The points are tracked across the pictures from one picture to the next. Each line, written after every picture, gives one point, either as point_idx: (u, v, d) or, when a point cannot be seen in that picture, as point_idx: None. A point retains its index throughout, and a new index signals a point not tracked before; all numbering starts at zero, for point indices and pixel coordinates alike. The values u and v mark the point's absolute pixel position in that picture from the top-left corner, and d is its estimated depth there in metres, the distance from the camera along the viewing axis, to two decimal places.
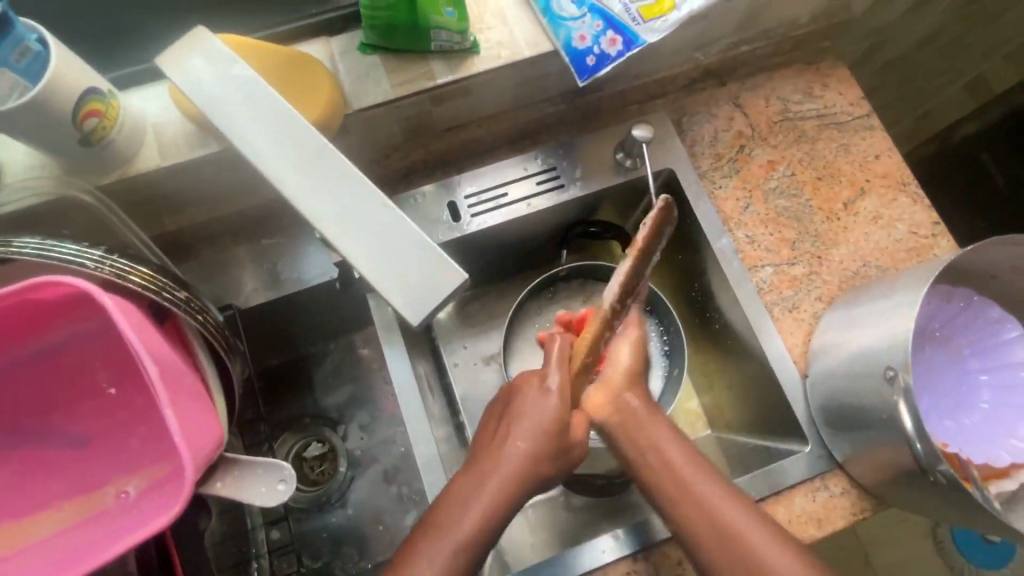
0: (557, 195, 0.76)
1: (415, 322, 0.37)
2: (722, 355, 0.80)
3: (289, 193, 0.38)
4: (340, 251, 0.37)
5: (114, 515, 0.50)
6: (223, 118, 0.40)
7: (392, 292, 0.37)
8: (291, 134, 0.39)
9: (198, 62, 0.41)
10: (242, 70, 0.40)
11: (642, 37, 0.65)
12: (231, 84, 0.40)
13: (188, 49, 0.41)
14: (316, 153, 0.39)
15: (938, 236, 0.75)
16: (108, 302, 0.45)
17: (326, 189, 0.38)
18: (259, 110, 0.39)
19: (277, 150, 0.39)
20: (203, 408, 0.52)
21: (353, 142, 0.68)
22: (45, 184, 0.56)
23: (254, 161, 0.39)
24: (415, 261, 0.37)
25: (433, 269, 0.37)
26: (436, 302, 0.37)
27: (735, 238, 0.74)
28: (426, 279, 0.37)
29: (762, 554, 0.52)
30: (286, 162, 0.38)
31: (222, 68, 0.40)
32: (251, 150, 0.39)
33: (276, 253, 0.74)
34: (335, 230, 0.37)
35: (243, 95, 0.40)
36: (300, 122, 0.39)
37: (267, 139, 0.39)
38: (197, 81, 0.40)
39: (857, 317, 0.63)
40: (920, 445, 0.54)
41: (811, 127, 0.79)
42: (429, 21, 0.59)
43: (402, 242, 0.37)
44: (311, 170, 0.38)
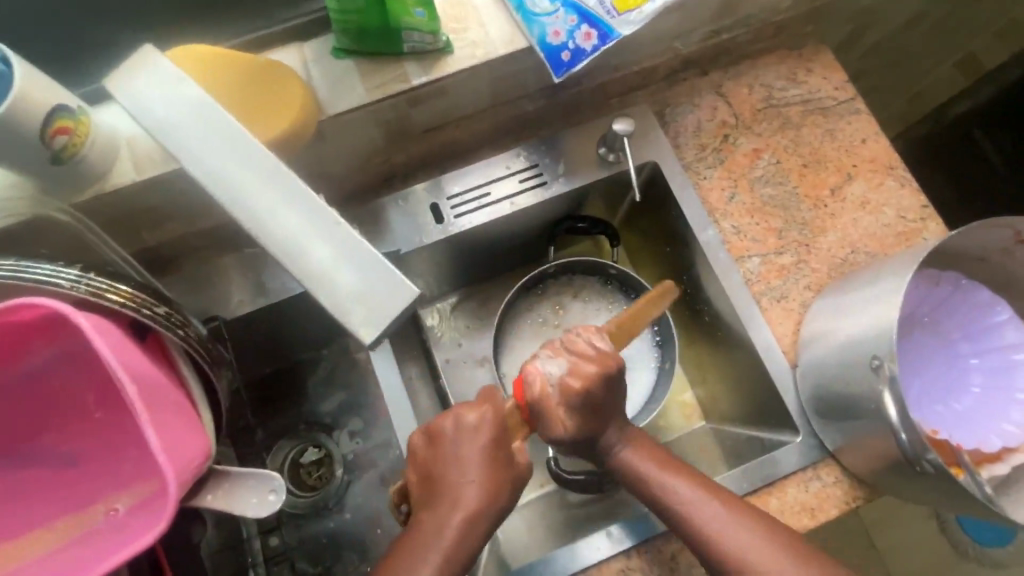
0: (540, 192, 0.76)
1: (374, 344, 0.37)
2: (713, 347, 0.80)
3: (244, 216, 0.37)
4: (298, 273, 0.37)
5: (102, 533, 0.50)
6: (174, 141, 0.39)
7: (351, 313, 0.37)
8: (244, 154, 0.39)
9: (149, 82, 0.40)
10: (192, 92, 0.40)
11: (618, 30, 0.64)
12: (183, 107, 0.39)
13: (141, 71, 0.41)
14: (269, 173, 0.38)
15: (926, 219, 0.74)
16: (84, 323, 0.45)
17: (282, 210, 0.38)
18: (212, 130, 0.39)
19: (229, 171, 0.38)
20: (187, 423, 0.52)
21: (331, 150, 0.67)
22: (16, 206, 0.56)
23: (208, 183, 0.38)
24: (377, 278, 0.37)
25: (393, 289, 0.37)
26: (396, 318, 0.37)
27: (721, 230, 0.74)
28: (386, 300, 0.37)
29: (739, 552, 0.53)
30: (238, 186, 0.38)
31: (173, 89, 0.40)
32: (201, 173, 0.39)
33: (260, 262, 0.74)
34: (293, 252, 0.37)
35: (195, 117, 0.39)
36: (250, 141, 0.39)
37: (219, 160, 0.39)
38: (148, 105, 0.40)
39: (842, 306, 0.63)
40: (905, 435, 0.54)
41: (795, 114, 0.78)
42: (400, 22, 0.58)
43: (361, 262, 0.37)
44: (266, 191, 0.38)
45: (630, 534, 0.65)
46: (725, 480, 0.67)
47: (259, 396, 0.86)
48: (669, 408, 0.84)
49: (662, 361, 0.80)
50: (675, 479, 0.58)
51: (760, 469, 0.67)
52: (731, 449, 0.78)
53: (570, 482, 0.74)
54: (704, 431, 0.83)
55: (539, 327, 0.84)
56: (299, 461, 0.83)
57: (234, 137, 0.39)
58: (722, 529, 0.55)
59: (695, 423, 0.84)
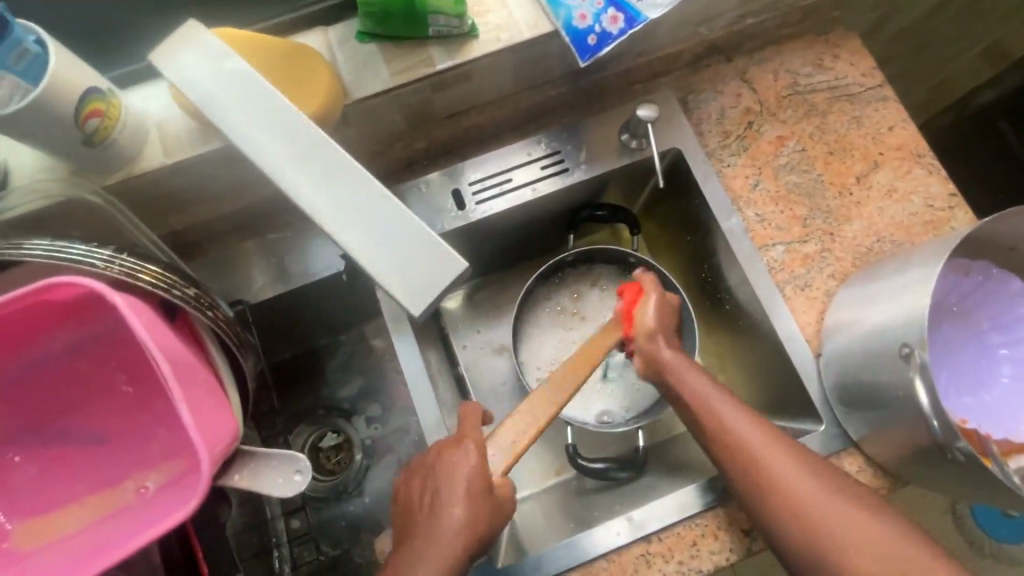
0: (561, 179, 0.75)
1: (418, 315, 0.37)
2: (734, 336, 0.80)
3: (287, 191, 0.38)
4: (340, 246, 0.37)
5: (135, 509, 0.51)
6: (216, 113, 0.39)
7: (395, 285, 0.37)
8: (285, 130, 0.39)
9: (194, 60, 0.41)
10: (234, 65, 0.40)
11: (645, 14, 0.64)
12: (224, 80, 0.40)
13: (184, 48, 0.41)
14: (311, 148, 0.39)
15: (954, 208, 0.73)
16: (119, 301, 0.46)
17: (324, 184, 0.38)
18: (252, 103, 0.39)
19: (272, 147, 0.39)
20: (216, 402, 0.53)
21: (354, 135, 0.67)
22: (51, 187, 0.57)
23: (250, 156, 0.39)
24: (417, 252, 0.37)
25: (433, 263, 0.37)
26: (438, 292, 0.37)
27: (744, 218, 0.73)
28: (427, 274, 0.37)
29: (783, 472, 0.56)
30: (279, 159, 0.38)
31: (215, 65, 0.40)
32: (245, 149, 0.39)
33: (283, 247, 0.74)
34: (335, 224, 0.37)
35: (236, 90, 0.40)
36: (291, 116, 0.39)
37: (261, 135, 0.39)
38: (191, 78, 0.40)
39: (869, 294, 0.62)
40: (937, 422, 0.53)
41: (821, 100, 0.77)
42: (426, 6, 0.58)
43: (402, 238, 0.38)
44: (307, 164, 0.38)
45: (708, 494, 0.66)
46: None
47: (279, 380, 0.87)
48: None
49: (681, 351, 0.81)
50: (727, 408, 0.60)
51: None
52: None
53: (586, 468, 0.74)
54: None
55: (558, 313, 0.84)
56: (319, 445, 0.85)
57: (275, 113, 0.39)
58: (768, 449, 0.57)
59: None
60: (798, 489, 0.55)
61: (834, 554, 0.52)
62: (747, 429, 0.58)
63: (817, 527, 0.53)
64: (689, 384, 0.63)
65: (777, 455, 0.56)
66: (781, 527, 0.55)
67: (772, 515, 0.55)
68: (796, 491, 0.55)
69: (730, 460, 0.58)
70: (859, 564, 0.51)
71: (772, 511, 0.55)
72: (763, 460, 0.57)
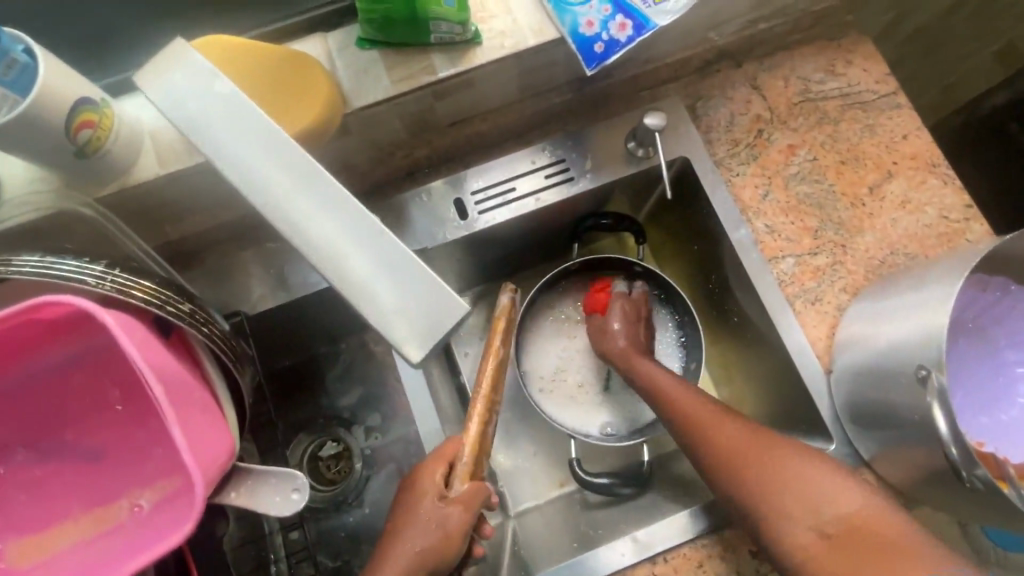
0: (566, 188, 0.74)
1: (419, 357, 0.36)
2: (742, 347, 0.78)
3: (283, 226, 0.36)
4: (338, 284, 0.36)
5: (130, 529, 0.50)
6: (205, 141, 0.37)
7: (395, 327, 0.36)
8: (280, 157, 0.37)
9: (180, 80, 0.38)
10: (222, 87, 0.38)
11: (654, 21, 0.62)
12: (214, 104, 0.38)
13: (169, 68, 0.39)
14: (307, 178, 0.37)
15: (970, 220, 0.71)
16: (109, 321, 0.45)
17: (322, 219, 0.36)
18: (244, 128, 0.37)
19: (266, 177, 0.37)
20: (212, 420, 0.52)
21: (354, 144, 0.66)
22: (43, 198, 0.56)
23: (243, 187, 0.37)
24: (418, 291, 0.36)
25: (436, 301, 0.36)
26: (440, 333, 0.36)
27: (754, 229, 0.71)
28: (428, 313, 0.36)
29: (710, 430, 0.61)
30: (272, 189, 0.37)
31: (203, 85, 0.38)
32: (237, 178, 0.37)
33: (282, 257, 0.73)
34: (332, 260, 0.36)
35: (227, 114, 0.37)
36: (286, 142, 0.37)
37: (254, 163, 0.37)
38: (177, 99, 0.38)
39: (883, 311, 0.61)
40: (954, 450, 0.51)
41: (833, 108, 0.75)
42: (428, 13, 0.56)
43: (400, 274, 0.36)
44: (301, 196, 0.37)
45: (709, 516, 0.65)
46: None
47: (278, 389, 0.86)
48: None
49: (687, 362, 0.80)
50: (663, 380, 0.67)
51: None
52: None
53: (591, 484, 0.73)
54: None
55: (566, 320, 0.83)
56: (318, 455, 0.83)
57: (269, 139, 0.37)
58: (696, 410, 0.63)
59: None
60: (742, 451, 0.59)
61: (758, 501, 0.56)
62: (681, 394, 0.65)
63: (743, 477, 0.58)
64: (674, 395, 0.65)
65: (708, 415, 0.62)
66: (716, 481, 0.60)
67: (705, 469, 0.61)
68: (742, 452, 0.59)
69: (681, 427, 0.64)
70: (781, 507, 0.55)
71: (723, 476, 0.59)
72: (695, 422, 0.63)
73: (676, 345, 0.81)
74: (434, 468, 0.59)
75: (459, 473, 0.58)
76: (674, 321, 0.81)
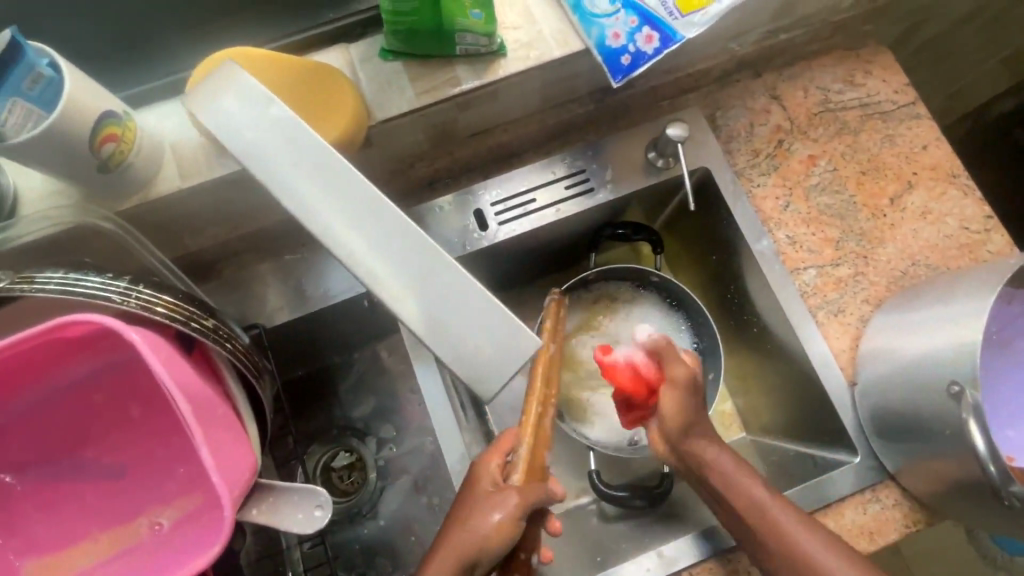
0: (586, 199, 0.73)
1: (489, 397, 0.35)
2: (761, 358, 0.78)
3: (344, 256, 0.35)
4: (405, 319, 0.35)
5: (152, 550, 0.50)
6: (261, 168, 0.36)
7: (463, 364, 0.35)
8: (338, 184, 0.36)
9: (232, 102, 0.37)
10: (278, 111, 0.37)
11: (680, 33, 0.62)
12: (267, 128, 0.36)
13: (219, 87, 0.37)
14: (369, 208, 0.36)
15: (991, 231, 0.71)
16: (138, 340, 0.44)
17: (386, 250, 0.35)
18: (302, 154, 0.36)
19: (324, 205, 0.36)
20: (236, 438, 0.51)
21: (375, 156, 0.65)
22: (61, 213, 0.55)
23: (298, 214, 0.36)
24: (489, 328, 0.35)
25: (505, 339, 0.35)
26: (509, 371, 0.35)
27: (775, 239, 0.71)
28: (497, 351, 0.35)
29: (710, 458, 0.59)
30: (331, 220, 0.36)
31: (258, 109, 0.36)
32: (293, 206, 0.36)
33: (299, 268, 0.72)
34: (398, 295, 0.35)
35: (282, 139, 0.36)
36: (344, 169, 0.36)
37: (311, 191, 0.36)
38: (231, 124, 0.36)
39: (909, 324, 0.60)
40: (993, 467, 0.49)
41: (853, 118, 0.75)
42: (456, 24, 0.55)
43: (470, 309, 0.35)
44: (361, 226, 0.36)
45: (705, 543, 0.64)
46: None
47: (291, 399, 0.85)
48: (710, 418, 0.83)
49: (704, 371, 0.79)
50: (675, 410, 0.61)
51: (814, 490, 0.65)
52: (778, 466, 0.76)
53: (613, 497, 0.72)
54: (744, 443, 0.81)
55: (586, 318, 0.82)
56: (331, 465, 0.82)
57: (324, 165, 0.36)
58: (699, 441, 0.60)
59: (735, 433, 0.82)
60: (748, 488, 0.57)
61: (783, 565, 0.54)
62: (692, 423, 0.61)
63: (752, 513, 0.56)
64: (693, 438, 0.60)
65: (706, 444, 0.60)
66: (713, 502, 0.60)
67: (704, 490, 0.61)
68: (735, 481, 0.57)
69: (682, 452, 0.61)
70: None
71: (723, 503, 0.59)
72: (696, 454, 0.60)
73: (691, 351, 0.80)
74: (486, 459, 0.56)
75: (518, 466, 0.54)
76: (691, 330, 0.81)
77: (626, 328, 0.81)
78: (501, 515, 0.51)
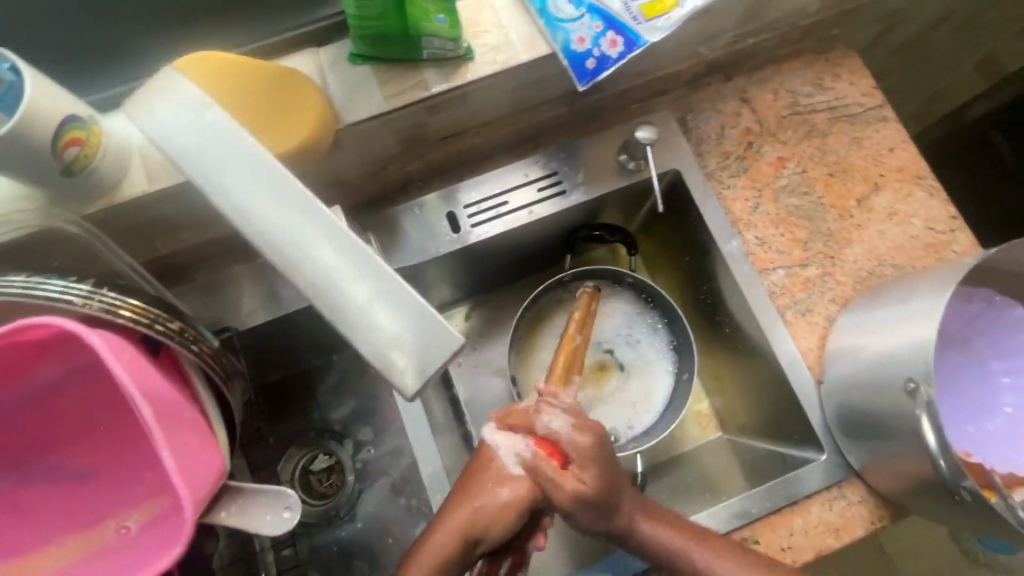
0: (559, 201, 0.74)
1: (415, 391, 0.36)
2: (735, 358, 0.78)
3: (276, 255, 0.36)
4: (333, 316, 0.36)
5: (115, 552, 0.49)
6: (197, 170, 0.37)
7: (390, 360, 0.36)
8: (269, 185, 0.37)
9: (167, 107, 0.38)
10: (212, 114, 0.38)
11: (645, 37, 0.63)
12: (202, 131, 0.37)
13: (156, 93, 0.38)
14: (300, 207, 0.37)
15: (956, 231, 0.72)
16: (98, 342, 0.45)
17: (316, 248, 0.36)
18: (236, 156, 0.37)
19: (256, 205, 0.37)
20: (201, 441, 0.51)
21: (345, 159, 0.65)
22: (27, 216, 0.54)
23: (230, 214, 0.37)
24: (416, 324, 0.36)
25: (432, 334, 0.36)
26: (435, 365, 0.36)
27: (745, 240, 0.72)
28: (425, 346, 0.36)
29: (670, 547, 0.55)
30: (262, 219, 0.37)
31: (193, 113, 0.38)
32: (229, 207, 0.37)
33: (273, 271, 0.72)
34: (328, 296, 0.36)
35: (216, 142, 0.37)
36: (276, 169, 0.37)
37: (243, 192, 0.37)
38: (172, 131, 0.38)
39: (872, 323, 0.61)
40: (945, 463, 0.51)
41: (821, 121, 0.76)
42: (421, 29, 0.56)
43: (398, 305, 0.36)
44: (293, 225, 0.37)
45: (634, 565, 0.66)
46: (746, 499, 0.65)
47: (269, 402, 0.85)
48: (686, 418, 0.83)
49: (679, 371, 0.80)
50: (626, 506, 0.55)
51: (783, 488, 0.66)
52: (751, 464, 0.76)
53: None
54: (720, 443, 0.82)
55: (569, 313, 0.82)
56: (310, 468, 0.82)
57: (257, 166, 0.37)
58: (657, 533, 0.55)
59: (711, 433, 0.83)
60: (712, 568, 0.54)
61: None
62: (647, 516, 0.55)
63: None
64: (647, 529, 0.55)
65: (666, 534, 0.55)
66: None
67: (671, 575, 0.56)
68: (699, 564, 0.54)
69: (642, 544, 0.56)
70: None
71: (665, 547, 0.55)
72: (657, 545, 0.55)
73: (667, 349, 0.81)
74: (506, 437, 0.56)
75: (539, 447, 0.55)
76: (667, 328, 0.81)
77: (606, 322, 0.82)
78: (511, 494, 0.52)
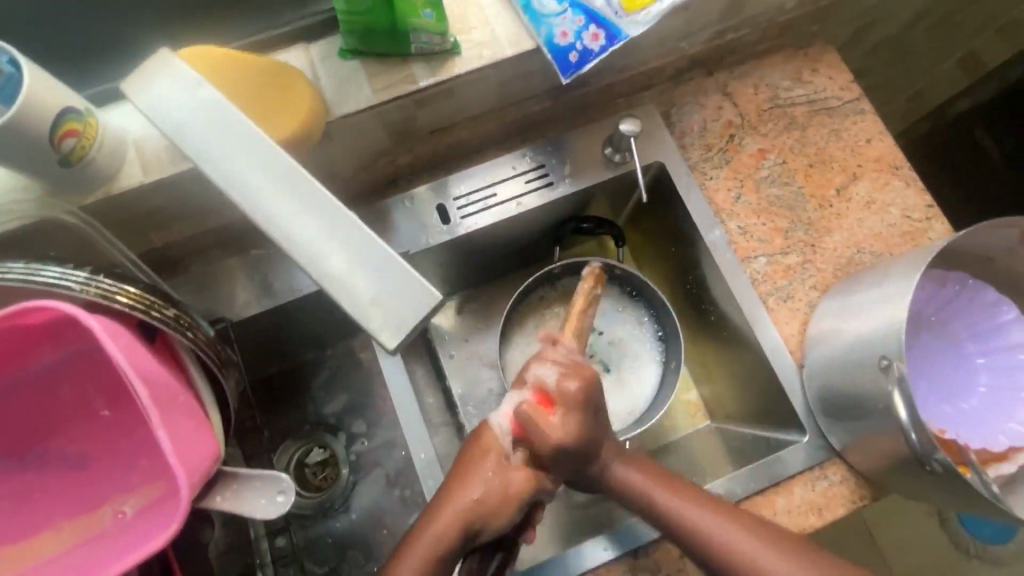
0: (546, 193, 0.76)
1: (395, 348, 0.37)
2: (721, 346, 0.80)
3: (263, 221, 0.38)
4: (317, 277, 0.37)
5: (113, 535, 0.50)
6: (192, 144, 0.39)
7: (370, 318, 0.37)
8: (257, 156, 0.39)
9: (166, 88, 0.40)
10: (207, 94, 0.40)
11: (625, 31, 0.65)
12: (196, 109, 0.40)
13: (156, 76, 0.41)
14: (286, 176, 0.38)
15: (932, 219, 0.74)
16: (95, 325, 0.46)
17: (300, 215, 0.38)
18: (227, 131, 0.39)
19: (245, 175, 0.38)
20: (196, 425, 0.52)
21: (337, 151, 0.67)
22: (25, 207, 0.56)
23: (221, 184, 0.38)
24: (396, 286, 0.37)
25: (413, 295, 0.37)
26: (414, 324, 0.37)
27: (728, 230, 0.74)
28: (404, 307, 0.37)
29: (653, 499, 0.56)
30: (251, 188, 0.38)
31: (189, 92, 0.40)
32: (219, 178, 0.39)
33: (267, 263, 0.74)
34: (308, 254, 0.37)
35: (211, 119, 0.40)
36: (264, 142, 0.39)
37: (233, 163, 0.39)
38: (164, 108, 0.40)
39: (849, 307, 0.63)
40: (915, 435, 0.54)
41: (801, 114, 0.78)
42: (408, 23, 0.58)
43: (380, 270, 0.37)
44: (279, 193, 0.38)
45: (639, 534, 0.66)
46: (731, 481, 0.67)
47: (264, 395, 0.86)
48: (675, 407, 0.85)
49: (666, 359, 0.81)
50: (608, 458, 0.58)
51: (766, 469, 0.67)
52: (737, 450, 0.78)
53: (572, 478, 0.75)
54: (709, 431, 0.83)
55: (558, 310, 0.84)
56: (305, 461, 0.83)
57: (246, 140, 0.39)
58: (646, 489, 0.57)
59: (700, 421, 0.85)
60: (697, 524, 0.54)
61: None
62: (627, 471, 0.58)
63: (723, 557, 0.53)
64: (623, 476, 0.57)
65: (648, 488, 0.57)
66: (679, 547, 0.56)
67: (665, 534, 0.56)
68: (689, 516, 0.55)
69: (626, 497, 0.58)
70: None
71: (629, 488, 0.57)
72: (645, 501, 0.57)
73: (655, 340, 0.83)
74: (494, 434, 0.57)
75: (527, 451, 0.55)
76: (654, 320, 0.83)
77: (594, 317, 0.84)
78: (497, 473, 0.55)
